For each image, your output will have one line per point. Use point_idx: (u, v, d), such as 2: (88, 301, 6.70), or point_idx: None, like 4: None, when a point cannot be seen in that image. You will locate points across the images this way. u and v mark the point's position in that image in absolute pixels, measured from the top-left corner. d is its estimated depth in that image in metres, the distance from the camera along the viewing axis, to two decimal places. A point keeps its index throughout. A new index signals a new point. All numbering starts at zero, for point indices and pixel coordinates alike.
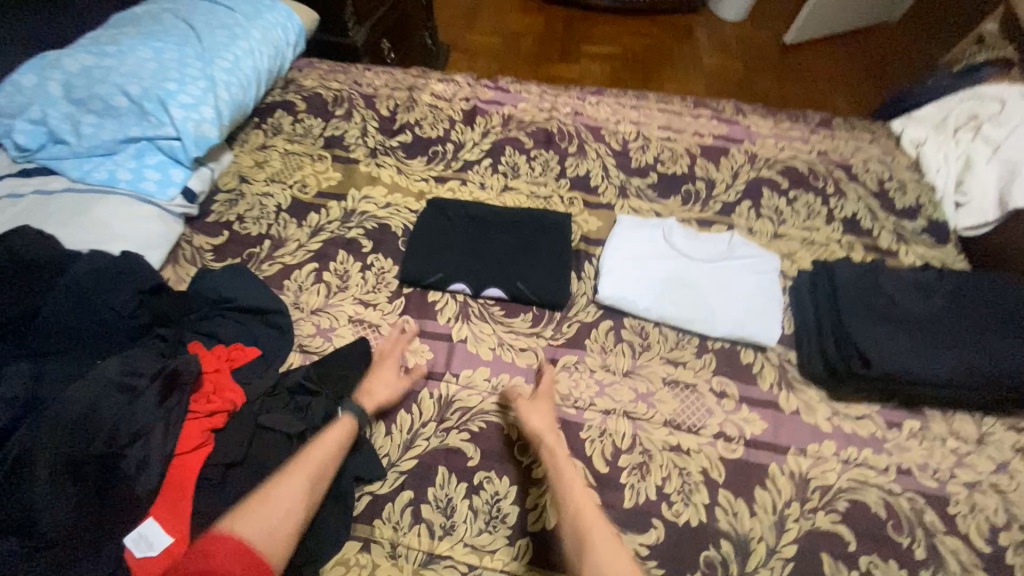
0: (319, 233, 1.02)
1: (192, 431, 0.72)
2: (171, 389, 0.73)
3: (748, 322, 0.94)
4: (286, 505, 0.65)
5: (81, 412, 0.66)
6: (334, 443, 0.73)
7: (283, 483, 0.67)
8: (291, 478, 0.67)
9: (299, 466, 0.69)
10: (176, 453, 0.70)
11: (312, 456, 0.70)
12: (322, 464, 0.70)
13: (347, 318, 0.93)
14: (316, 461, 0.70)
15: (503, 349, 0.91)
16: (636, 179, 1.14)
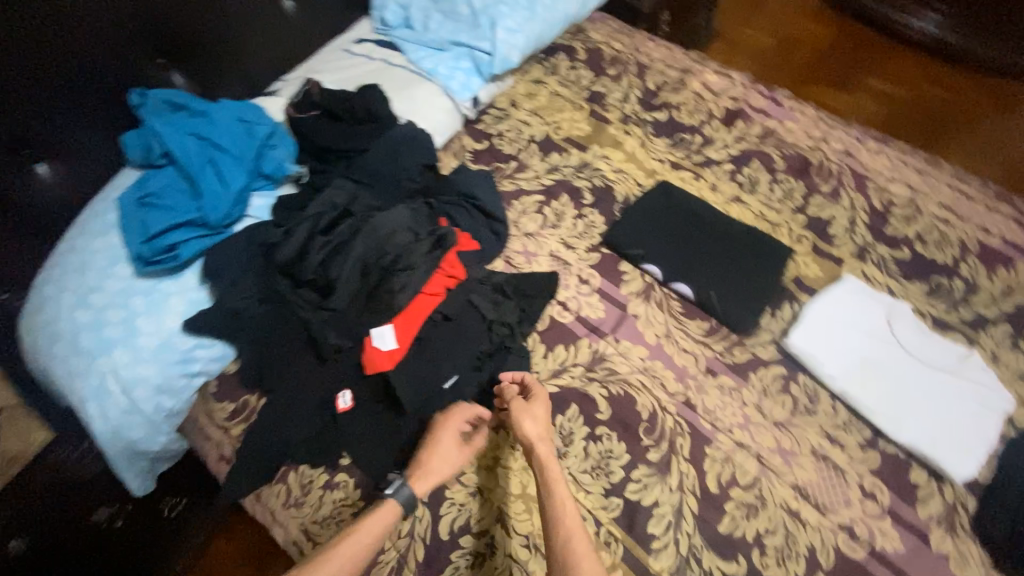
0: (554, 171, 1.15)
1: (437, 281, 0.91)
2: (436, 247, 0.93)
3: (939, 446, 0.84)
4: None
5: (384, 235, 0.90)
6: (377, 533, 0.73)
7: (323, 567, 0.69)
8: (337, 565, 0.69)
9: (345, 552, 0.71)
10: (424, 291, 0.89)
11: (369, 528, 0.73)
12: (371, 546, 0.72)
13: (549, 250, 1.05)
14: (362, 543, 0.72)
15: (667, 340, 0.96)
16: (882, 246, 1.03)
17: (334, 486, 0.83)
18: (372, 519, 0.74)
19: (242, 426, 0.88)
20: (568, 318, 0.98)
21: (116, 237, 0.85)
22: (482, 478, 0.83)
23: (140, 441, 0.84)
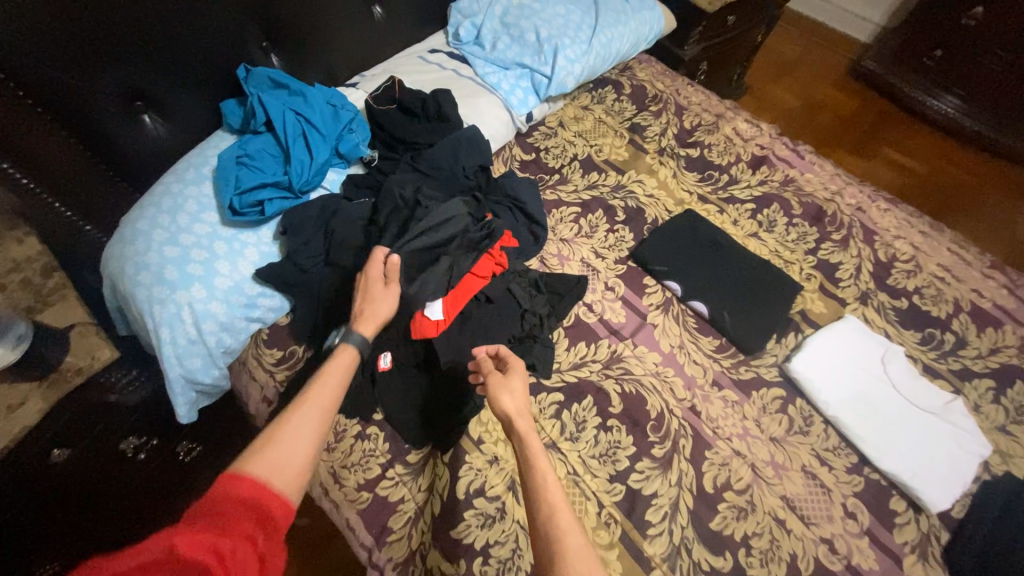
0: (592, 188, 1.27)
1: (484, 266, 1.00)
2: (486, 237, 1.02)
3: (920, 478, 0.91)
4: (305, 447, 0.66)
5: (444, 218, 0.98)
6: (338, 375, 0.75)
7: (294, 433, 0.66)
8: (305, 412, 0.68)
9: (312, 411, 0.69)
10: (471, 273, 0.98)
11: (319, 395, 0.71)
12: (331, 402, 0.72)
13: (581, 256, 1.16)
14: (324, 400, 0.71)
15: (679, 351, 1.05)
16: (883, 294, 1.13)
17: (365, 437, 0.91)
18: (332, 364, 0.76)
19: (288, 373, 0.97)
20: (592, 319, 1.08)
21: (208, 187, 0.96)
22: (501, 450, 0.92)
23: (196, 371, 0.92)
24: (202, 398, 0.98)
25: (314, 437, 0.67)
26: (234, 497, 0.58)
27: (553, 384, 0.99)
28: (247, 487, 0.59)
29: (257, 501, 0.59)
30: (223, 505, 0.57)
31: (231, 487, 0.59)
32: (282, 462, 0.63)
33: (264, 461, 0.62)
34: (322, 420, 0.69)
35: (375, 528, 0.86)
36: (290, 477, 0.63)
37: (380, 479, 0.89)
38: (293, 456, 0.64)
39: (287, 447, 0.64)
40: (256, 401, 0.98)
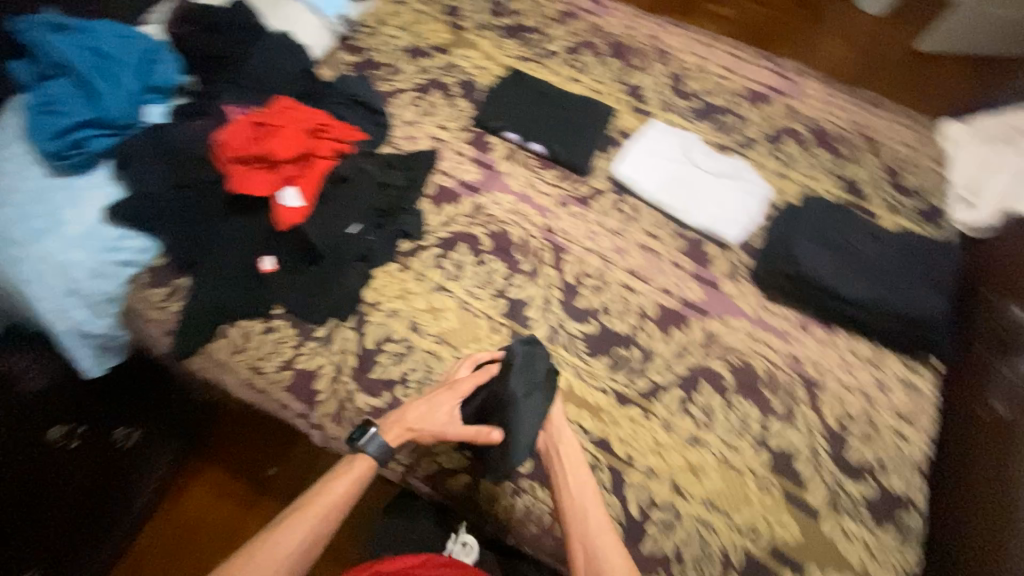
0: (424, 73, 1.35)
1: (325, 147, 1.09)
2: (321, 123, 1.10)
3: (720, 222, 1.17)
4: (292, 554, 0.73)
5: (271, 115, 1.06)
6: (358, 480, 0.81)
7: (288, 534, 0.74)
8: (300, 517, 0.76)
9: (312, 514, 0.77)
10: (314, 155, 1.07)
11: (325, 500, 0.78)
12: (330, 514, 0.78)
13: (427, 134, 1.26)
14: (328, 510, 0.78)
15: (529, 188, 1.22)
16: (681, 101, 1.36)
17: (271, 330, 1.02)
18: (354, 466, 0.81)
19: (178, 302, 1.03)
20: (451, 182, 1.21)
21: (24, 146, 1.00)
22: (397, 304, 1.06)
23: (84, 321, 0.99)
24: (109, 353, 1.05)
25: (303, 541, 0.75)
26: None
27: (428, 243, 1.13)
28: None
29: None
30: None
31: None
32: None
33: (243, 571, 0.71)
34: (319, 526, 0.76)
35: (304, 395, 0.98)
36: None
37: (295, 357, 1.00)
38: (275, 561, 0.72)
39: (276, 548, 0.73)
40: (158, 336, 1.03)
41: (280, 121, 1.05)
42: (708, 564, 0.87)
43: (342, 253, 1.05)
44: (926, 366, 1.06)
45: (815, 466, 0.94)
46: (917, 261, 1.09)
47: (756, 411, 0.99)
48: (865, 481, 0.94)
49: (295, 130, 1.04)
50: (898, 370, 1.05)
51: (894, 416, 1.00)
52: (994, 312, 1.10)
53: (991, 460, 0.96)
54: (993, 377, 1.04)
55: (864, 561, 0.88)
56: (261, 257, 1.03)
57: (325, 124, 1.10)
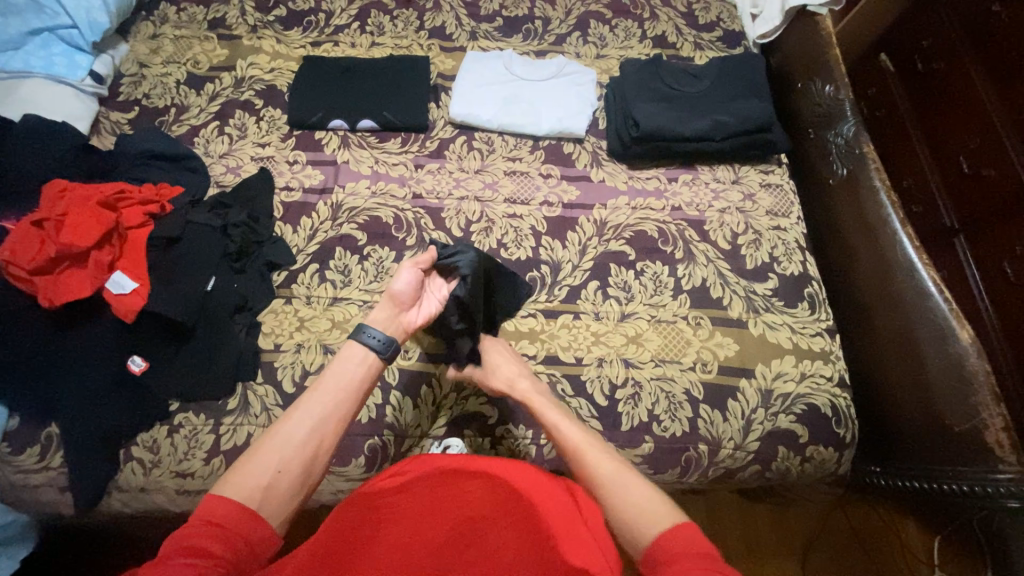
0: (216, 98, 1.22)
1: (134, 214, 0.96)
2: (116, 191, 0.97)
3: (566, 120, 1.19)
4: (304, 436, 0.68)
5: (47, 207, 0.91)
6: (354, 365, 0.77)
7: (297, 419, 0.69)
8: (314, 398, 0.71)
9: (320, 395, 0.72)
10: (125, 228, 0.94)
11: (330, 381, 0.74)
12: (337, 391, 0.74)
13: (250, 157, 1.16)
14: (332, 400, 0.72)
15: (378, 166, 1.17)
16: (484, 25, 1.35)
17: (178, 428, 0.92)
18: (344, 351, 0.78)
19: (59, 453, 0.89)
20: (297, 195, 1.13)
21: None
22: (300, 336, 0.99)
23: None
24: (14, 545, 0.92)
25: (311, 430, 0.69)
26: (217, 513, 0.59)
27: (303, 263, 1.05)
28: (229, 502, 0.60)
29: (244, 514, 0.60)
30: (209, 518, 0.58)
31: (214, 506, 0.59)
32: (260, 475, 0.63)
33: (249, 470, 0.63)
34: (327, 413, 0.71)
35: None
36: (272, 484, 0.63)
37: (219, 439, 0.91)
38: (287, 448, 0.66)
39: (283, 441, 0.67)
40: (54, 498, 0.89)
41: (64, 208, 0.90)
42: (679, 409, 0.96)
43: (218, 315, 0.97)
44: (777, 164, 1.21)
45: (724, 287, 1.06)
46: (733, 80, 1.21)
47: (663, 266, 1.08)
48: (767, 278, 1.08)
49: (83, 208, 0.91)
50: (757, 178, 1.18)
51: (767, 216, 1.14)
52: (806, 97, 1.25)
53: (849, 211, 1.12)
54: (826, 149, 1.19)
55: (790, 338, 1.02)
56: (129, 359, 0.92)
57: (123, 189, 0.97)
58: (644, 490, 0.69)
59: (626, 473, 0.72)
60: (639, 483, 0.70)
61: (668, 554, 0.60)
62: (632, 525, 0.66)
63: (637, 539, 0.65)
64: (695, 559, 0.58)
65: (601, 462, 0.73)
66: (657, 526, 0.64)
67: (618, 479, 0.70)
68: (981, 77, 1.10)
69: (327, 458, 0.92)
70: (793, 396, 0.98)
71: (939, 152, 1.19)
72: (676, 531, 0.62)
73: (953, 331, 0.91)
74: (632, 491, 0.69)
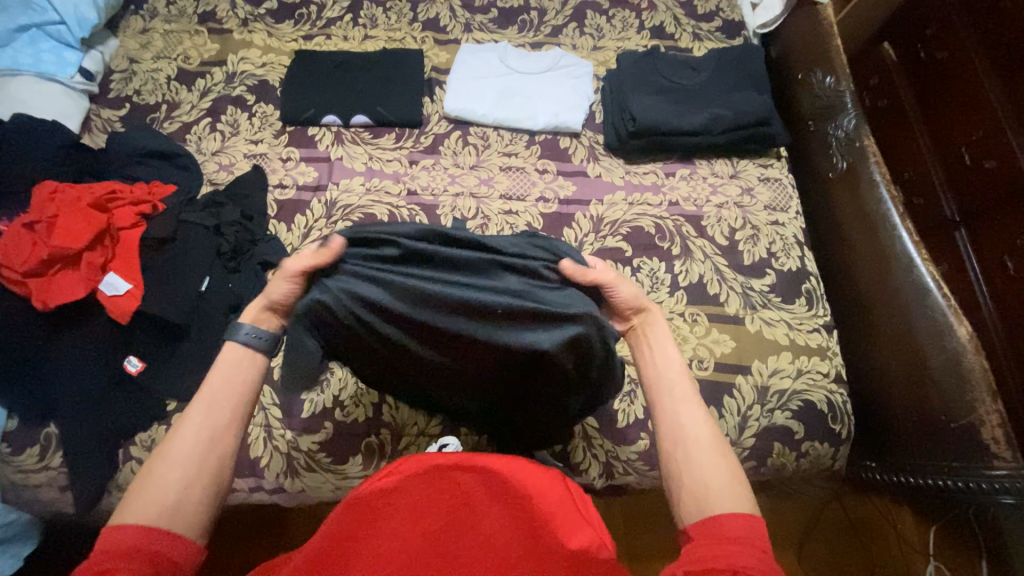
0: (207, 94, 1.20)
1: (126, 214, 0.95)
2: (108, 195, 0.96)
3: (562, 114, 1.18)
4: (198, 450, 0.64)
5: (37, 210, 0.90)
6: (237, 370, 0.71)
7: (183, 436, 0.64)
8: (192, 419, 0.66)
9: (207, 412, 0.66)
10: (117, 229, 0.93)
11: (207, 395, 0.68)
12: (224, 402, 0.68)
13: (242, 155, 1.15)
14: (216, 412, 0.67)
15: (372, 162, 1.15)
16: (479, 16, 1.32)
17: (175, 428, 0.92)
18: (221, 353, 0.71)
19: (59, 453, 0.90)
20: (291, 193, 1.12)
21: None
22: None
23: None
24: (17, 543, 0.94)
25: (202, 441, 0.65)
26: (112, 541, 0.56)
27: None
28: (129, 532, 0.56)
29: (148, 534, 0.57)
30: (106, 552, 0.55)
31: (113, 538, 0.56)
32: (162, 496, 0.60)
33: (150, 488, 0.60)
34: (215, 420, 0.67)
35: (246, 469, 0.91)
36: (179, 502, 0.61)
37: None
38: (182, 466, 0.63)
39: (176, 457, 0.63)
40: (56, 496, 0.90)
41: (55, 210, 0.89)
42: None
43: (211, 315, 0.96)
44: (776, 157, 1.20)
45: (721, 283, 1.05)
46: (734, 72, 1.19)
47: (659, 263, 1.07)
48: (765, 274, 1.07)
49: (73, 209, 0.90)
50: (755, 173, 1.17)
51: (766, 211, 1.13)
52: (807, 88, 1.23)
53: (850, 204, 1.10)
54: (826, 141, 1.18)
55: (787, 335, 1.02)
56: (125, 360, 0.93)
57: (114, 190, 0.97)
58: (722, 466, 0.66)
59: (715, 445, 0.68)
60: (723, 459, 0.67)
61: (722, 534, 0.59)
62: (698, 494, 0.64)
63: (699, 504, 0.63)
64: (751, 549, 0.56)
65: (695, 422, 0.69)
66: (720, 502, 0.62)
67: (704, 446, 0.67)
68: (986, 66, 1.07)
69: (324, 457, 0.92)
70: (789, 392, 0.98)
71: (942, 142, 1.17)
72: (740, 517, 0.60)
73: (951, 328, 0.90)
74: (712, 465, 0.66)
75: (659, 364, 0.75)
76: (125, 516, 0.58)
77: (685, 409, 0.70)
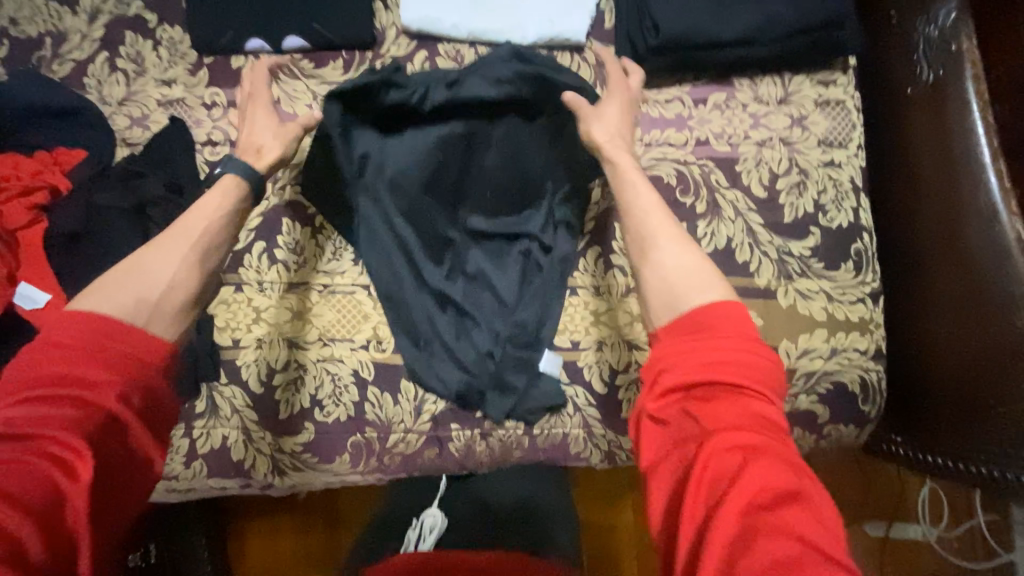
0: (97, 17, 0.92)
1: (20, 208, 0.80)
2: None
3: (559, 21, 0.89)
4: (177, 264, 0.57)
5: None
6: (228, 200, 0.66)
7: (166, 253, 0.58)
8: (168, 240, 0.59)
9: (193, 236, 0.60)
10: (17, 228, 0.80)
11: (189, 223, 0.61)
12: (209, 233, 0.61)
13: (156, 102, 0.91)
14: (205, 226, 0.62)
15: (318, 103, 0.90)
16: None
17: None
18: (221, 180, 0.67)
19: None
20: (224, 151, 0.90)
21: None
22: (258, 330, 0.88)
23: None
24: None
25: (185, 264, 0.58)
26: (59, 332, 0.49)
27: (246, 241, 0.89)
28: (95, 322, 0.50)
29: (115, 328, 0.51)
30: (65, 338, 0.49)
31: (62, 323, 0.50)
32: (133, 293, 0.54)
33: (116, 286, 0.54)
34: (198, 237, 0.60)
35: (230, 472, 0.87)
36: (160, 300, 0.55)
37: (193, 444, 0.86)
38: (162, 271, 0.56)
39: (148, 271, 0.56)
40: None
41: None
42: None
43: None
44: (842, 70, 0.91)
45: (753, 247, 0.87)
46: None
47: (680, 224, 0.88)
48: (808, 234, 0.88)
49: None
50: (812, 94, 0.90)
51: (819, 148, 0.89)
52: None
53: (928, 135, 0.86)
54: (913, 42, 0.88)
55: (825, 308, 0.87)
56: None
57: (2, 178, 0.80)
58: (693, 260, 0.57)
59: (684, 243, 0.59)
60: (692, 252, 0.58)
61: (700, 338, 0.50)
62: (666, 288, 0.55)
63: (670, 304, 0.54)
64: (739, 374, 0.48)
65: (661, 228, 0.60)
66: (696, 300, 0.53)
67: (672, 247, 0.58)
68: None
69: (310, 456, 0.87)
70: (818, 373, 0.86)
71: None
72: (721, 315, 0.51)
73: None
74: (682, 265, 0.57)
75: (625, 187, 0.65)
76: (80, 302, 0.52)
77: (648, 216, 0.62)
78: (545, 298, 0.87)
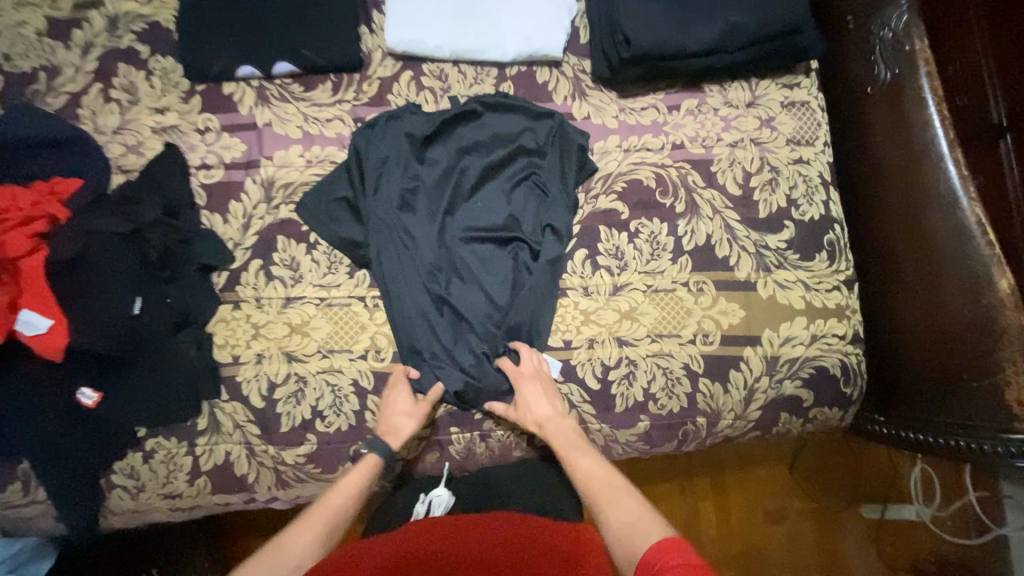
0: (90, 49, 0.95)
1: (16, 238, 0.77)
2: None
3: (537, 37, 0.93)
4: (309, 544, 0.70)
5: None
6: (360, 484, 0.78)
7: (302, 533, 0.71)
8: (305, 524, 0.71)
9: (321, 519, 0.73)
10: (13, 258, 0.76)
11: (327, 506, 0.74)
12: (334, 515, 0.74)
13: (150, 129, 0.94)
14: (340, 506, 0.75)
15: (309, 125, 0.94)
16: None
17: (152, 454, 0.88)
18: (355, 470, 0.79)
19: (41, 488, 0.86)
20: (218, 174, 0.93)
21: None
22: (258, 346, 0.89)
23: None
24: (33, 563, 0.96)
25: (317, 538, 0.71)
26: None
27: (242, 260, 0.91)
28: None
29: None
30: None
31: None
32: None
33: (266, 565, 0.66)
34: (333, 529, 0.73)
35: (234, 486, 0.89)
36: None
37: (197, 461, 0.88)
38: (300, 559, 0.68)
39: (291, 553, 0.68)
40: (53, 526, 0.90)
41: None
42: (676, 385, 0.89)
43: (159, 336, 0.86)
44: (804, 73, 0.97)
45: (732, 243, 0.92)
46: None
47: (660, 224, 0.92)
48: (782, 228, 0.92)
49: None
50: (777, 97, 0.96)
51: (788, 147, 0.94)
52: None
53: (888, 129, 0.92)
54: (868, 45, 0.94)
55: (803, 297, 0.91)
56: (78, 392, 0.83)
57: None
58: (636, 510, 0.68)
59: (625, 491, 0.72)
60: (632, 498, 0.70)
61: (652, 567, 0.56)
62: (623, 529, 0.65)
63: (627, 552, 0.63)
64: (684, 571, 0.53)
65: (594, 470, 0.76)
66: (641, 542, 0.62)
67: (616, 497, 0.71)
68: None
69: (312, 468, 0.89)
70: (800, 360, 0.90)
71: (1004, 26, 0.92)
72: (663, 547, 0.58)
73: (990, 279, 0.80)
74: (627, 510, 0.68)
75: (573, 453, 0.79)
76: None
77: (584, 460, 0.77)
78: (539, 298, 0.90)
